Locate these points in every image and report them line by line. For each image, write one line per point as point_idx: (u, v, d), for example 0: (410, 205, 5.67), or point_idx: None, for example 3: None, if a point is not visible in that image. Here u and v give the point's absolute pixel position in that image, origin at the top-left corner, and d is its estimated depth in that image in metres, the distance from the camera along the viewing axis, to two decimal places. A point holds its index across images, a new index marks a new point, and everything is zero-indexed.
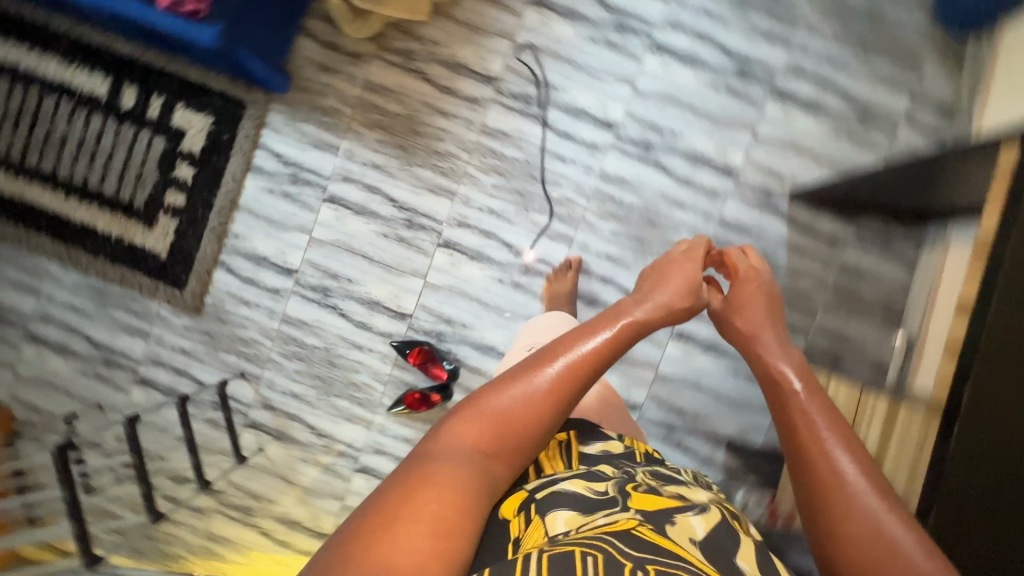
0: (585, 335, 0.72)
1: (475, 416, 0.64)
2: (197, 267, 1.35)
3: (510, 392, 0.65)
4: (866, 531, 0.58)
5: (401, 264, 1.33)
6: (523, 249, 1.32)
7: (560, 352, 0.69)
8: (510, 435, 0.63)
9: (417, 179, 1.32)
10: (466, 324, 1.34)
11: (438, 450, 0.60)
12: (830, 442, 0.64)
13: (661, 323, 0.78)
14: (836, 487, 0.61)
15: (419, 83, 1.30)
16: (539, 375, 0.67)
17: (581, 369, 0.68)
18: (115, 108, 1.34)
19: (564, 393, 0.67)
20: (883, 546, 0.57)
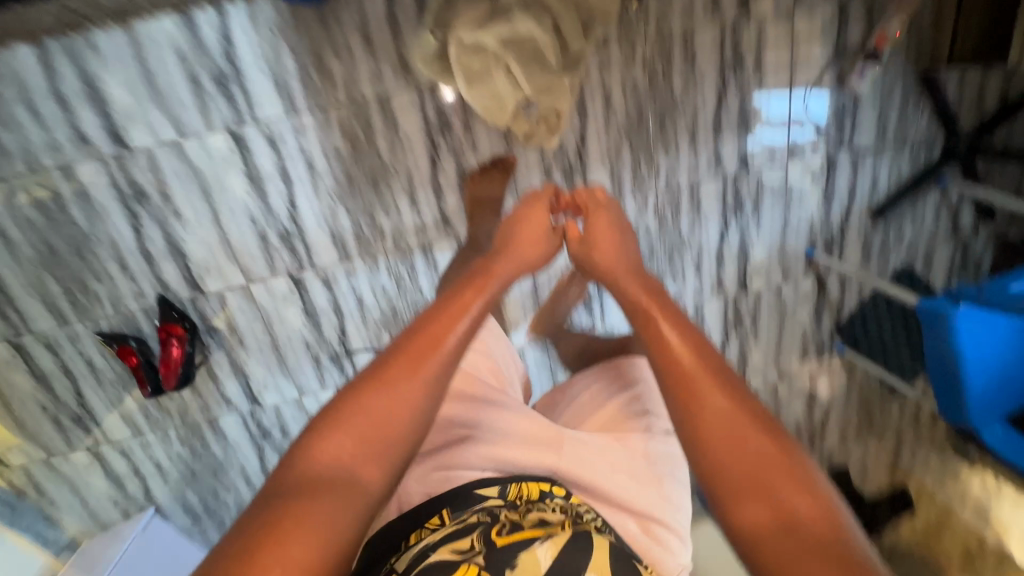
0: (458, 309, 0.77)
1: (349, 418, 0.64)
2: (9, 15, 0.93)
3: (390, 379, 0.68)
4: (722, 431, 0.63)
5: (241, 253, 1.14)
6: (349, 344, 1.27)
7: (438, 332, 0.73)
8: (388, 421, 0.65)
9: (332, 215, 1.13)
10: (243, 342, 1.24)
11: (312, 471, 0.60)
12: (692, 358, 0.70)
13: (523, 262, 0.92)
14: (694, 381, 0.67)
15: (423, 158, 1.10)
16: (408, 355, 0.70)
17: (453, 339, 0.74)
18: None
19: (435, 366, 0.71)
20: (736, 436, 0.62)
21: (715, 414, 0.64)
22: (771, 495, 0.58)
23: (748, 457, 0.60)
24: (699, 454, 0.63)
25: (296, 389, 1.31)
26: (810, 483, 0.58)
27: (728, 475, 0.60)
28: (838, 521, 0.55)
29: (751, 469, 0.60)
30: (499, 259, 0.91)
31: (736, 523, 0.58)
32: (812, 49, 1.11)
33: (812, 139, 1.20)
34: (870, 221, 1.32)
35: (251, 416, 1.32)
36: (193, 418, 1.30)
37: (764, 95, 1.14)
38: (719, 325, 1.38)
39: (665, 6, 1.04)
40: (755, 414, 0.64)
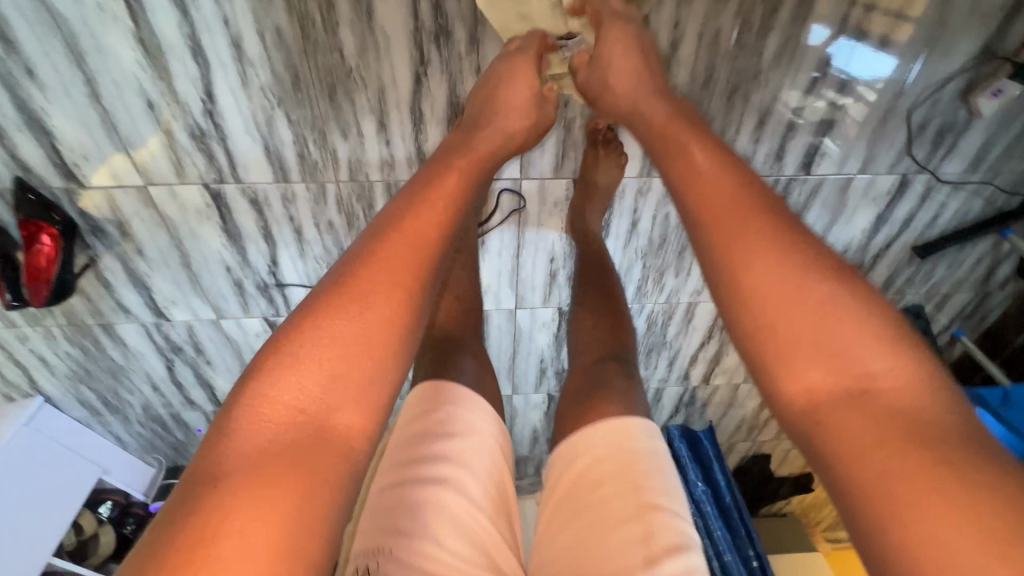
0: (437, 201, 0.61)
1: (306, 357, 0.49)
2: None
3: (355, 298, 0.52)
4: (767, 271, 0.50)
5: (134, 146, 0.83)
6: (281, 277, 1.04)
7: (417, 235, 0.57)
8: (359, 348, 0.50)
9: (267, 123, 0.82)
10: (142, 251, 0.98)
11: (267, 412, 0.46)
12: (726, 198, 0.55)
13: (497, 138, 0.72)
14: (723, 212, 0.54)
15: (403, 74, 0.78)
16: (382, 267, 0.54)
17: (435, 241, 0.58)
18: None
19: (416, 276, 0.55)
20: (788, 283, 0.49)
21: (757, 251, 0.51)
22: (837, 352, 0.45)
23: (801, 300, 0.48)
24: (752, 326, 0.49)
25: (213, 311, 1.10)
26: (889, 333, 0.45)
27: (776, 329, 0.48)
28: (921, 381, 0.44)
29: (809, 324, 0.47)
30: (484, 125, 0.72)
31: (782, 401, 0.47)
32: (955, 42, 0.82)
33: (896, 154, 0.96)
34: (909, 256, 1.15)
35: (156, 329, 1.12)
36: (82, 322, 1.08)
37: (845, 43, 0.81)
38: (705, 325, 1.25)
39: None
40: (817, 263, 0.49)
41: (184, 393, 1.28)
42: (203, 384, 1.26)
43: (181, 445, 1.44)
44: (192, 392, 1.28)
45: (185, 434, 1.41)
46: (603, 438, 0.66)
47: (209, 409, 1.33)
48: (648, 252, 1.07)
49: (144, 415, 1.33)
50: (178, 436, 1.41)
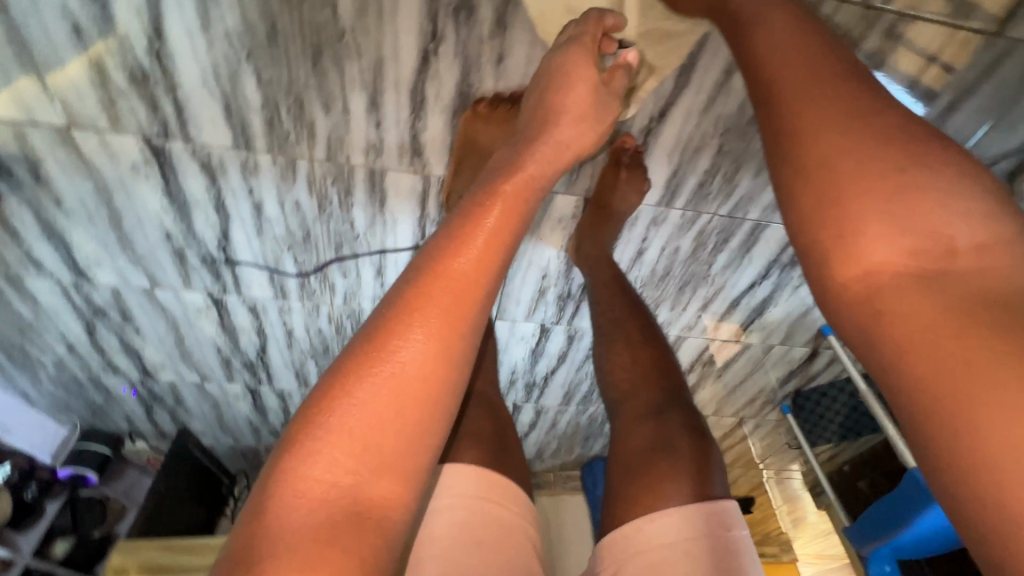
0: (490, 229, 0.51)
1: (342, 426, 0.41)
2: None
3: (400, 349, 0.44)
4: (844, 154, 0.45)
5: (53, 79, 0.66)
6: (232, 253, 0.90)
7: (469, 273, 0.48)
8: (400, 409, 0.42)
9: (230, 78, 0.66)
10: (61, 202, 0.81)
11: (303, 499, 0.38)
12: (803, 62, 0.49)
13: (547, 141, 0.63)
14: (797, 74, 0.49)
15: (408, 48, 0.64)
16: (432, 314, 0.45)
17: (487, 279, 0.49)
18: None
19: (465, 321, 0.47)
20: (866, 161, 0.44)
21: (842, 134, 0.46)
22: (923, 234, 0.40)
23: (876, 179, 0.43)
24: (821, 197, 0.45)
25: (146, 279, 0.94)
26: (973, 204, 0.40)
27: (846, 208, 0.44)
28: (1009, 260, 0.38)
29: (882, 199, 0.42)
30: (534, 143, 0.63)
31: (834, 288, 0.44)
32: (1021, 120, 0.75)
33: None
34: None
35: (75, 288, 0.95)
36: None
37: (873, 81, 0.70)
38: (688, 359, 1.20)
39: None
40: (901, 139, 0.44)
41: (106, 358, 1.13)
42: (130, 351, 1.11)
43: (101, 407, 1.29)
44: (116, 358, 1.13)
45: (106, 397, 1.26)
46: (657, 536, 0.54)
47: (136, 377, 1.18)
48: (648, 282, 0.99)
49: (56, 374, 1.17)
50: (97, 399, 1.26)
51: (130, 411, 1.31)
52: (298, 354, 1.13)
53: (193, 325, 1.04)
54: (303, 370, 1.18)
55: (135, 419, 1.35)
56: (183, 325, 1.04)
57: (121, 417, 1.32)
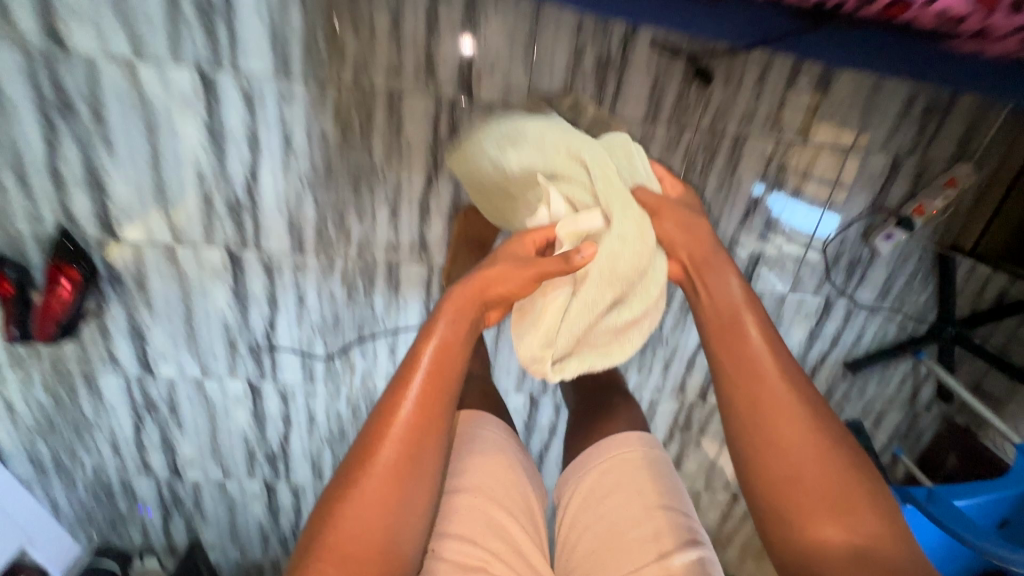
0: (421, 390, 0.62)
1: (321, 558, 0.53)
2: None
3: (358, 493, 0.56)
4: (806, 454, 0.64)
5: (175, 211, 0.96)
6: (275, 340, 1.12)
7: (407, 430, 0.60)
8: (365, 533, 0.55)
9: (296, 202, 0.97)
10: (150, 305, 1.06)
11: None
12: (760, 354, 0.71)
13: (474, 312, 0.68)
14: (746, 357, 0.71)
15: (418, 174, 0.96)
16: (386, 449, 0.59)
17: (423, 420, 0.61)
18: None
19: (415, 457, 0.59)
20: (813, 448, 0.65)
21: (791, 425, 0.66)
22: (847, 511, 0.61)
23: (831, 485, 0.63)
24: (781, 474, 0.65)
25: (199, 370, 1.14)
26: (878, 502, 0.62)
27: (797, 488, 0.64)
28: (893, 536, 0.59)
29: (823, 482, 0.63)
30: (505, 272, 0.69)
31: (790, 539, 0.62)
32: (851, 196, 1.06)
33: (819, 278, 1.15)
34: (841, 371, 1.29)
35: (137, 384, 1.14)
36: (66, 370, 1.11)
37: (777, 198, 1.05)
38: (666, 425, 1.33)
39: (728, 103, 0.94)
40: (827, 437, 0.66)
41: (142, 457, 1.25)
42: (166, 447, 1.24)
43: (121, 518, 1.36)
44: (151, 457, 1.25)
45: (129, 505, 1.34)
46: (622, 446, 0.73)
47: (164, 477, 1.29)
48: None
49: (92, 479, 1.27)
50: (120, 507, 1.34)
51: (148, 520, 1.37)
52: (316, 441, 1.27)
53: (229, 415, 1.20)
54: (319, 460, 1.30)
55: (150, 532, 1.40)
56: (220, 415, 1.20)
57: (137, 528, 1.38)
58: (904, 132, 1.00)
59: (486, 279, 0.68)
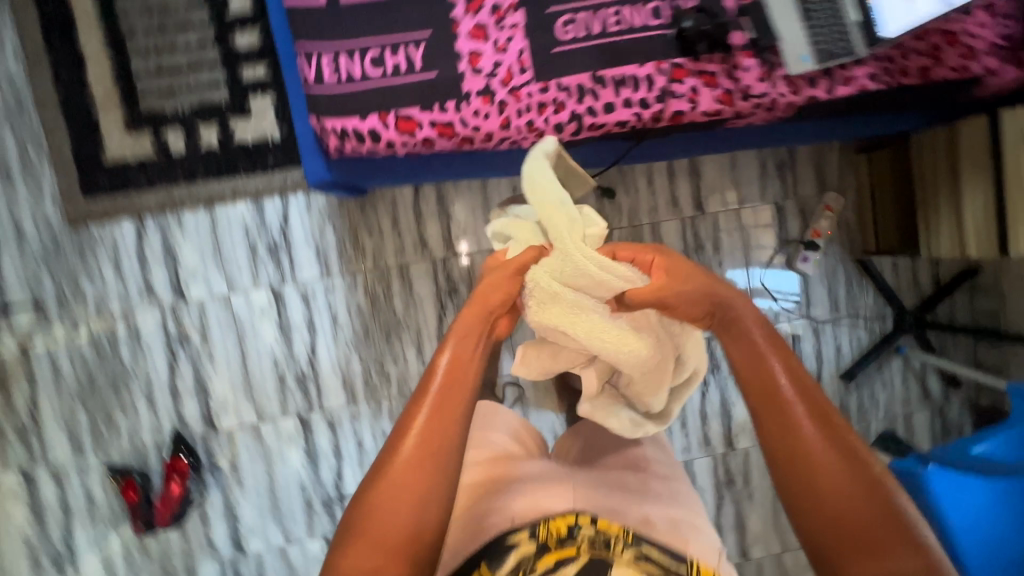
0: (433, 408, 0.63)
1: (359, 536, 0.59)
2: (119, 197, 1.18)
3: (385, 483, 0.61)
4: (852, 518, 0.60)
5: (258, 394, 1.25)
6: (343, 489, 1.28)
7: (422, 441, 0.62)
8: (394, 519, 0.59)
9: (346, 361, 1.26)
10: (241, 483, 1.27)
11: None
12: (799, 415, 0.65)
13: (479, 324, 0.68)
14: (782, 414, 0.65)
15: (431, 316, 1.27)
16: (400, 459, 0.61)
17: (444, 427, 0.63)
18: (224, 29, 1.15)
19: (441, 462, 0.62)
20: (857, 511, 0.60)
21: (830, 473, 0.62)
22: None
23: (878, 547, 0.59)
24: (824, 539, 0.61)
25: (283, 538, 1.28)
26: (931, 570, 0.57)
27: (839, 536, 0.61)
28: None
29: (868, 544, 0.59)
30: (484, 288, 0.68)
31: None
32: (760, 239, 1.35)
33: (774, 308, 1.37)
34: (843, 385, 1.41)
35: (231, 566, 1.28)
36: (173, 566, 1.27)
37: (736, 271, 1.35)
38: (711, 484, 1.39)
39: (634, 205, 1.31)
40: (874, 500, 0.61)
41: None
42: None
43: None
44: None
45: None
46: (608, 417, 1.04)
47: None
48: None
49: None
50: None
51: None
52: None
53: None
54: None
55: None
56: None
57: None
58: (771, 185, 1.34)
59: (484, 289, 0.68)
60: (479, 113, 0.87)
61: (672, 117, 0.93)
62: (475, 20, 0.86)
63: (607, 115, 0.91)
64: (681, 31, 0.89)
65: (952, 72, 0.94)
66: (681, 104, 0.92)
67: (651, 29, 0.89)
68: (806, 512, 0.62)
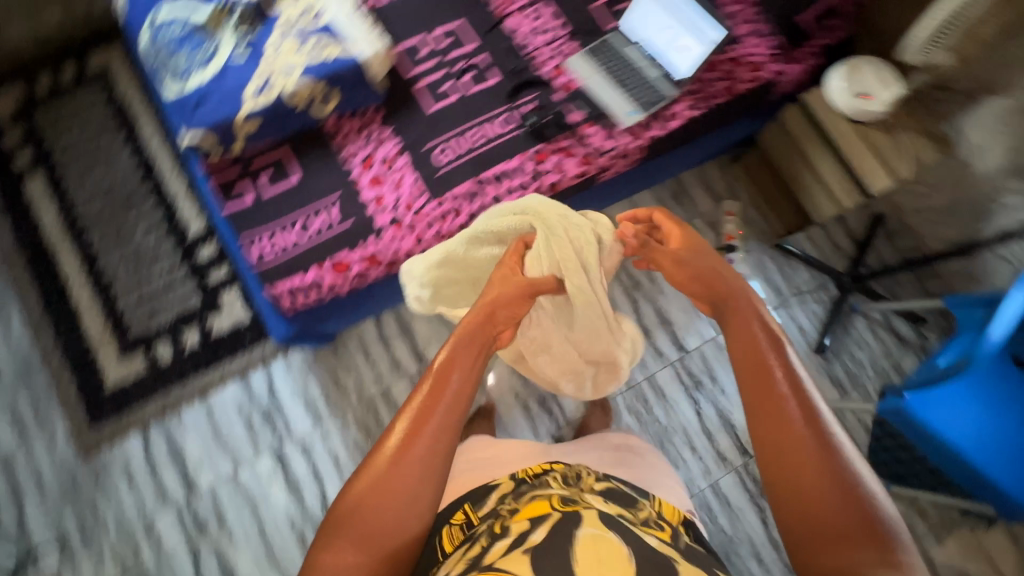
0: (424, 414, 0.70)
1: (344, 521, 0.65)
2: (124, 416, 1.31)
3: (373, 475, 0.67)
4: (818, 487, 0.64)
5: (284, 563, 1.27)
6: None
7: (415, 442, 0.68)
8: (378, 507, 0.65)
9: None
10: None
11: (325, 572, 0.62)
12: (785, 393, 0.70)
13: (484, 331, 0.78)
14: (764, 385, 0.72)
15: None
16: (389, 452, 0.68)
17: (439, 431, 0.69)
18: (188, 251, 1.40)
19: (433, 463, 0.68)
20: (824, 482, 0.64)
21: (807, 455, 0.66)
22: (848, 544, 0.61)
23: (835, 514, 0.63)
24: (790, 503, 0.65)
25: None
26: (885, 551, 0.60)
27: (806, 519, 0.64)
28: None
29: (823, 506, 0.63)
30: (505, 291, 0.81)
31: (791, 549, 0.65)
32: None
33: None
34: (823, 359, 1.46)
35: None
36: None
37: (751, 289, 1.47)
38: (746, 500, 1.36)
39: None
40: (843, 484, 0.64)
41: None
42: None
43: None
44: None
45: None
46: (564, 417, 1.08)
47: None
48: None
49: None
50: None
51: None
52: None
53: None
54: None
55: None
56: None
57: None
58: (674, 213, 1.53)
59: (493, 302, 0.80)
60: (395, 237, 1.06)
61: (550, 188, 1.12)
62: (372, 173, 1.09)
63: (495, 202, 1.10)
64: (529, 125, 1.14)
65: (750, 81, 1.19)
66: (553, 176, 1.12)
67: (508, 133, 1.13)
68: (781, 482, 0.66)
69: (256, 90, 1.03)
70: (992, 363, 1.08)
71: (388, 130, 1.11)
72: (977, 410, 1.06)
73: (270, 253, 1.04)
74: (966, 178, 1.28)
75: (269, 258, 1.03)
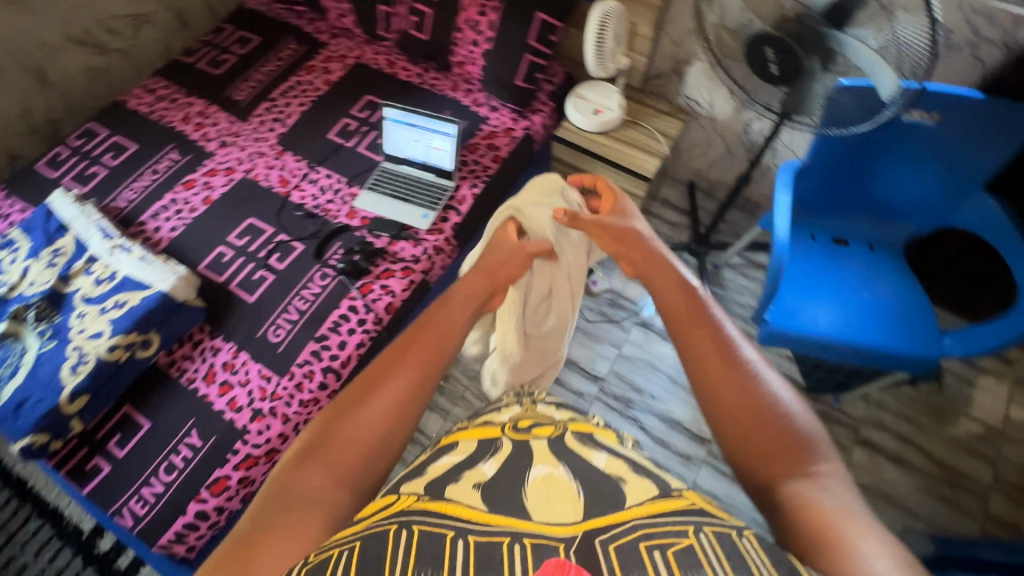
0: (419, 349, 0.66)
1: (312, 451, 0.55)
2: None
3: (351, 410, 0.58)
4: (750, 405, 0.57)
5: None
6: None
7: (408, 372, 0.63)
8: (349, 439, 0.56)
9: None
10: None
11: (287, 492, 0.51)
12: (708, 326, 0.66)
13: (483, 287, 0.79)
14: (689, 316, 0.68)
15: None
16: (368, 382, 0.61)
17: (436, 360, 0.65)
18: (88, 549, 1.30)
19: (426, 385, 0.63)
20: (753, 403, 0.58)
21: (741, 380, 0.60)
22: (785, 460, 0.53)
23: (770, 432, 0.55)
24: (729, 420, 0.58)
25: None
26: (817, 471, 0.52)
27: (742, 435, 0.56)
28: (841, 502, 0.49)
29: (752, 424, 0.56)
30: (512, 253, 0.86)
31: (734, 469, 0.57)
32: None
33: (615, 325, 1.56)
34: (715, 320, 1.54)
35: None
36: None
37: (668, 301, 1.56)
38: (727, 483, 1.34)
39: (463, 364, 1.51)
40: (776, 410, 0.57)
41: None
42: None
43: None
44: None
45: None
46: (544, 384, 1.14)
47: None
48: None
49: None
50: None
51: None
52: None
53: None
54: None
55: None
56: None
57: None
58: None
59: (497, 263, 0.84)
60: (261, 428, 1.06)
61: (387, 309, 1.20)
62: (219, 383, 1.11)
63: (344, 348, 1.15)
64: (344, 269, 1.23)
65: (508, 142, 1.38)
66: (384, 298, 1.20)
67: (327, 285, 1.22)
68: (715, 404, 0.59)
69: (72, 368, 1.04)
70: (821, 252, 1.21)
71: (220, 338, 1.16)
72: (825, 299, 1.16)
73: (143, 512, 1.00)
74: (718, 126, 1.50)
75: (144, 518, 1.00)
